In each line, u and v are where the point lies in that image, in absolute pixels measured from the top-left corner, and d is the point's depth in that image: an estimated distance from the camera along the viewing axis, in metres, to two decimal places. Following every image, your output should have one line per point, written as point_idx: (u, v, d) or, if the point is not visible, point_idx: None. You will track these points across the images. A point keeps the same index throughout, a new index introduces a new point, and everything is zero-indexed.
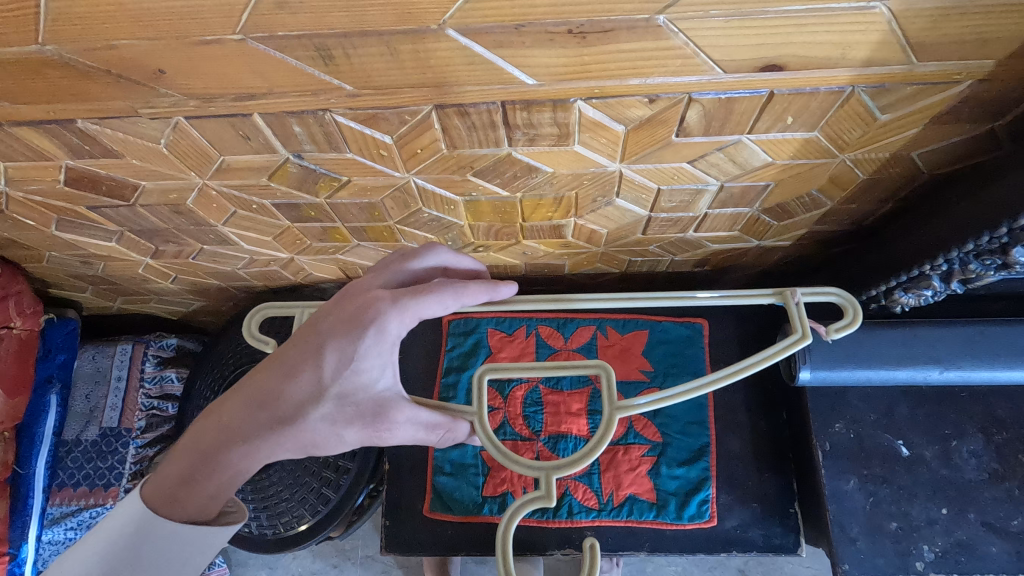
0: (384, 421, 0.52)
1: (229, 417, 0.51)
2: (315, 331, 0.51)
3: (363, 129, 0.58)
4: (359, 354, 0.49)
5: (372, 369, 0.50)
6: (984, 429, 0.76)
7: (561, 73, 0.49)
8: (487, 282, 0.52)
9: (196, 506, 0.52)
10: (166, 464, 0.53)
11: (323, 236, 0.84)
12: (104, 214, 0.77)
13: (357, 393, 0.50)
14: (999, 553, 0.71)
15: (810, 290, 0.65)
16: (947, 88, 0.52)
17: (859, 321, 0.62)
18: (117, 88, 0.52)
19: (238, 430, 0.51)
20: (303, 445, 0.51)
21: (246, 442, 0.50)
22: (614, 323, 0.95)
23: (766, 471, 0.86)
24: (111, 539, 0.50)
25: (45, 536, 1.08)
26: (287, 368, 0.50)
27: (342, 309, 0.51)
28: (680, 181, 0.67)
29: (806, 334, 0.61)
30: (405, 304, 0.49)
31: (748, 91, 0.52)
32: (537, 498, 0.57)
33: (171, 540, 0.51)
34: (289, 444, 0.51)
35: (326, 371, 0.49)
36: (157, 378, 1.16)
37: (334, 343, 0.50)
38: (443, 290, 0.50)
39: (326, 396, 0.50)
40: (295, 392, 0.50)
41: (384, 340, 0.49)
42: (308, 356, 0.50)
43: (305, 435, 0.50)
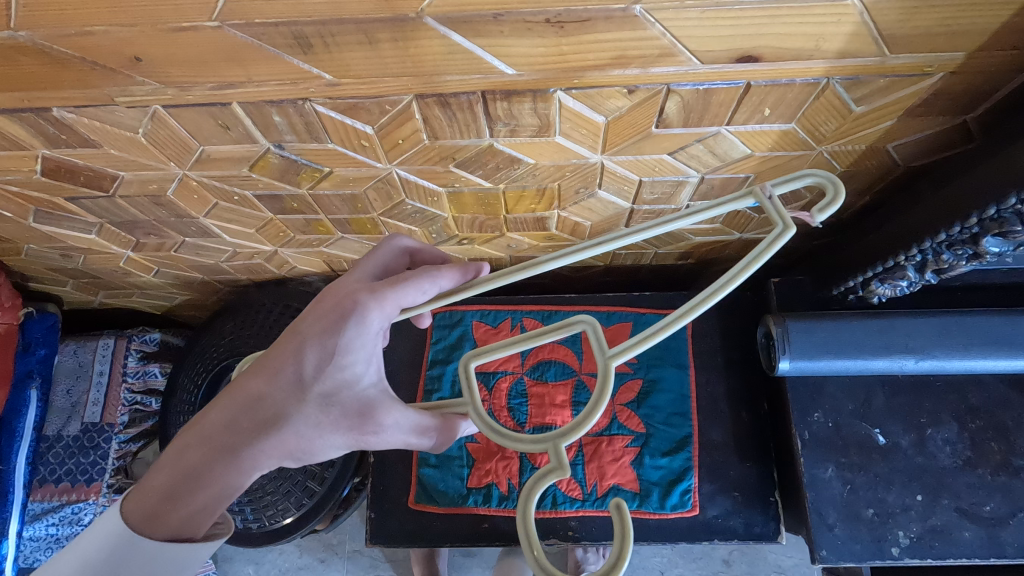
0: (373, 422, 0.52)
1: (211, 428, 0.50)
2: (293, 329, 0.50)
3: (344, 119, 0.57)
4: (343, 349, 0.49)
5: (355, 365, 0.50)
6: (959, 416, 0.77)
7: (540, 63, 0.50)
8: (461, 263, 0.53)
9: (177, 526, 0.49)
10: (143, 483, 0.50)
11: (307, 229, 0.84)
12: (83, 205, 0.76)
13: (344, 391, 0.50)
14: (971, 538, 0.73)
15: (782, 180, 0.53)
16: (919, 80, 0.53)
17: (842, 197, 0.51)
18: (93, 75, 0.51)
19: (222, 439, 0.50)
20: (292, 452, 0.50)
21: (233, 450, 0.49)
22: (598, 316, 0.96)
23: (747, 461, 0.87)
24: (89, 563, 0.48)
25: (26, 532, 1.06)
26: (270, 369, 0.50)
27: (318, 304, 0.50)
28: (661, 173, 0.68)
29: (788, 223, 0.50)
30: (384, 293, 0.49)
31: (726, 82, 0.52)
32: (550, 472, 0.49)
33: (153, 558, 0.49)
34: (278, 450, 0.50)
35: (309, 368, 0.49)
36: (140, 373, 1.15)
37: (312, 338, 0.49)
38: (419, 277, 0.50)
39: (313, 395, 0.49)
40: (279, 393, 0.50)
41: (366, 334, 0.49)
42: (289, 356, 0.50)
43: (292, 440, 0.50)
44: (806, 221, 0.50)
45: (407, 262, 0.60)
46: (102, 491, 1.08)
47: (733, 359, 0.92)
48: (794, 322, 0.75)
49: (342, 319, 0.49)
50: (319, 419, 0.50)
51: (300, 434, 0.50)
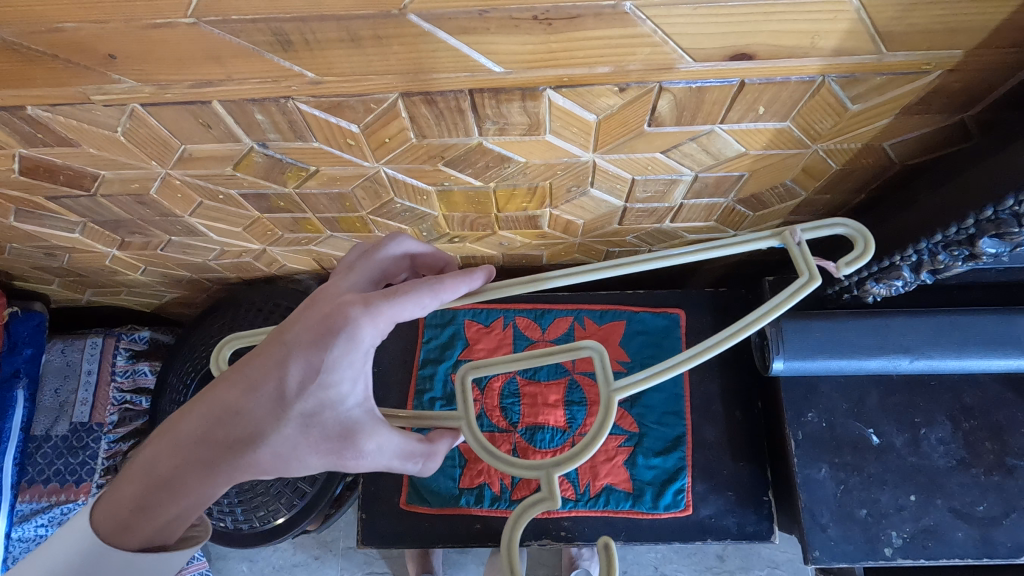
0: (355, 443, 0.50)
1: (184, 439, 0.49)
2: (280, 339, 0.49)
3: (328, 118, 0.56)
4: (330, 366, 0.47)
5: (341, 384, 0.48)
6: (953, 416, 0.77)
7: (528, 61, 0.48)
8: (464, 272, 0.51)
9: (151, 533, 0.49)
10: (114, 488, 0.50)
11: (295, 227, 0.83)
12: (64, 204, 0.74)
13: (326, 411, 0.49)
14: (965, 538, 0.73)
15: (812, 226, 0.54)
16: (916, 78, 0.52)
17: (871, 252, 0.52)
18: (66, 73, 0.50)
19: (196, 452, 0.49)
20: (269, 469, 0.50)
21: (205, 464, 0.49)
22: (591, 314, 0.94)
23: (741, 460, 0.86)
24: (57, 567, 0.48)
25: (14, 534, 1.04)
26: (250, 382, 0.49)
27: (310, 315, 0.49)
28: (654, 171, 0.67)
29: (815, 274, 0.52)
30: (378, 309, 0.47)
31: (719, 80, 0.51)
32: (540, 501, 0.52)
33: (124, 567, 0.49)
34: (254, 467, 0.49)
35: (292, 385, 0.48)
36: (129, 372, 1.15)
37: (300, 352, 0.48)
38: (419, 291, 0.48)
39: (295, 414, 0.48)
40: (258, 408, 0.48)
41: (356, 353, 0.48)
42: (272, 369, 0.48)
43: (269, 458, 0.49)
44: (830, 271, 0.52)
45: (407, 264, 0.59)
46: (92, 491, 1.07)
47: (727, 358, 0.92)
48: (788, 322, 0.74)
49: (332, 334, 0.47)
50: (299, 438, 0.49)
51: (278, 452, 0.49)
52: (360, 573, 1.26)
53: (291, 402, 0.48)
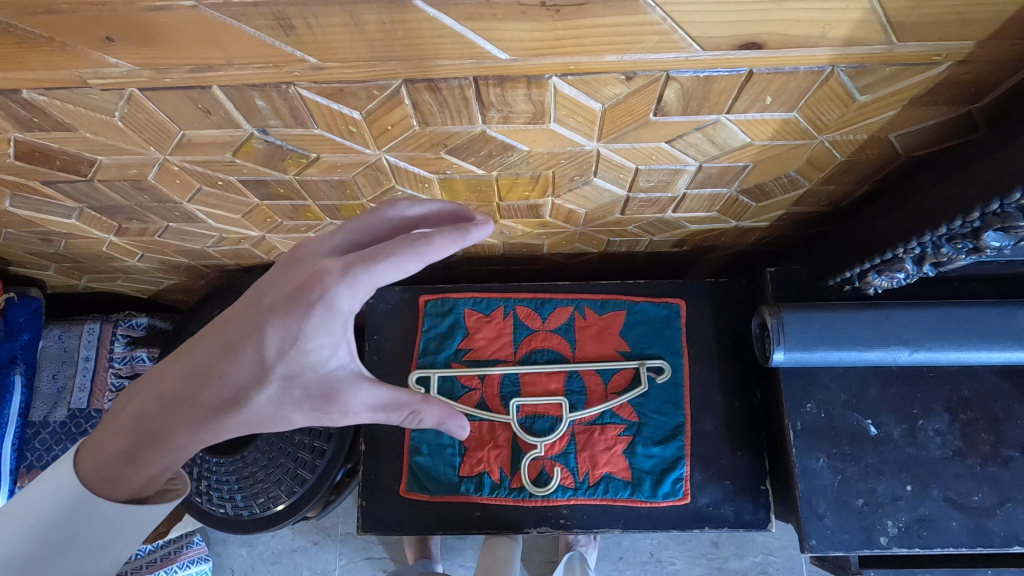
0: (340, 398, 0.52)
1: (168, 398, 0.50)
2: (259, 303, 0.48)
3: (330, 104, 0.55)
4: (310, 331, 0.47)
5: (321, 348, 0.48)
6: (951, 407, 0.77)
7: (535, 48, 0.48)
8: (455, 227, 0.42)
9: (141, 483, 0.53)
10: (98, 440, 0.52)
11: (295, 214, 0.82)
12: (61, 189, 0.73)
13: (307, 372, 0.49)
14: (959, 527, 0.74)
15: None
16: (926, 69, 0.51)
17: None
18: (63, 56, 0.49)
19: (182, 411, 0.50)
20: (255, 425, 0.52)
21: (191, 423, 0.50)
22: (592, 303, 0.94)
23: (740, 450, 0.87)
24: (43, 519, 0.50)
25: None
26: (228, 347, 0.48)
27: (291, 279, 0.47)
28: (658, 161, 0.66)
29: None
30: (355, 278, 0.44)
31: (727, 69, 0.50)
32: None
33: (108, 519, 0.52)
34: (240, 424, 0.51)
35: (272, 351, 0.48)
36: (127, 358, 1.13)
37: (278, 319, 0.47)
38: (399, 255, 0.42)
39: (275, 376, 0.49)
40: (239, 372, 0.49)
41: (336, 319, 0.46)
42: (250, 335, 0.48)
43: (254, 416, 0.51)
44: None
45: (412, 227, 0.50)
46: None
47: (727, 348, 0.91)
48: (790, 313, 0.74)
49: (311, 302, 0.45)
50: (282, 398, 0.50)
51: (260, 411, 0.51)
52: (360, 558, 1.27)
53: (273, 364, 0.48)
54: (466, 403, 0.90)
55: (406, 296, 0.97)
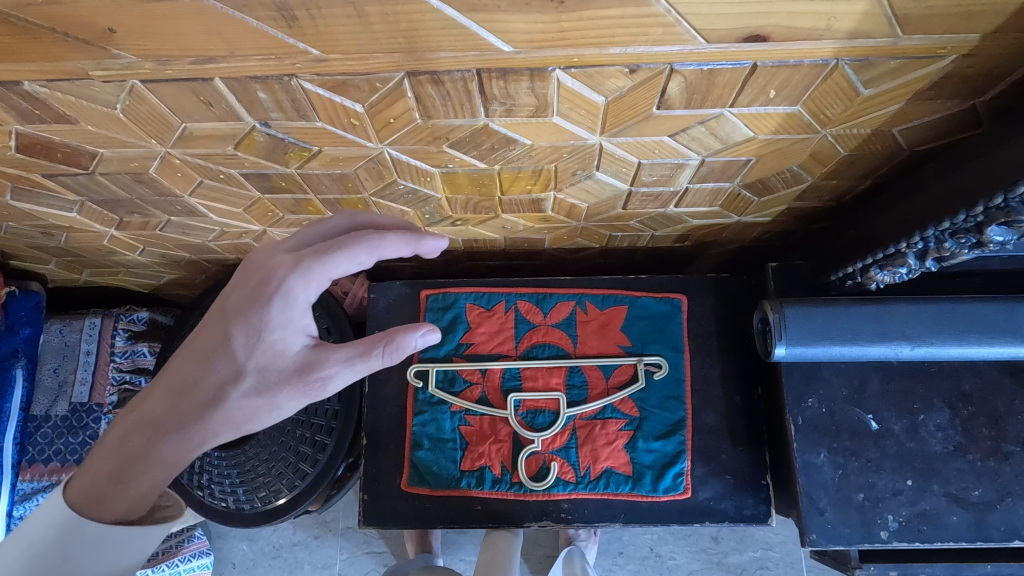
0: (316, 370, 0.59)
1: (157, 411, 0.58)
2: (224, 310, 0.58)
3: (332, 97, 0.55)
4: (275, 320, 0.56)
5: (285, 335, 0.58)
6: (952, 403, 0.77)
7: (539, 40, 0.47)
8: (404, 233, 0.59)
9: (130, 503, 0.55)
10: (89, 466, 0.56)
11: (296, 208, 0.82)
12: (62, 182, 0.73)
13: (277, 357, 0.58)
14: (959, 522, 0.74)
15: None
16: (931, 62, 0.51)
17: None
18: (64, 48, 0.49)
19: (170, 419, 0.58)
20: (239, 421, 0.59)
21: (179, 428, 0.58)
22: (593, 298, 0.94)
23: (740, 445, 0.87)
24: (34, 544, 0.51)
25: (17, 512, 1.07)
26: (206, 355, 0.58)
27: (250, 281, 0.57)
28: (661, 155, 0.66)
29: None
30: (309, 267, 0.55)
31: (731, 62, 0.50)
32: None
33: (99, 540, 0.53)
34: (225, 422, 0.58)
35: (242, 346, 0.57)
36: (128, 353, 1.13)
37: (242, 319, 0.57)
38: (351, 247, 0.56)
39: (248, 369, 0.58)
40: (216, 372, 0.58)
41: (297, 306, 0.56)
42: (220, 339, 0.58)
43: (236, 410, 0.58)
44: None
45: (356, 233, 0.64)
46: None
47: (728, 343, 0.92)
48: (791, 308, 0.74)
49: (271, 294, 0.56)
50: (259, 389, 0.58)
51: (242, 406, 0.58)
52: (360, 552, 1.27)
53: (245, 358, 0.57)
54: (467, 398, 0.90)
55: (407, 291, 0.97)
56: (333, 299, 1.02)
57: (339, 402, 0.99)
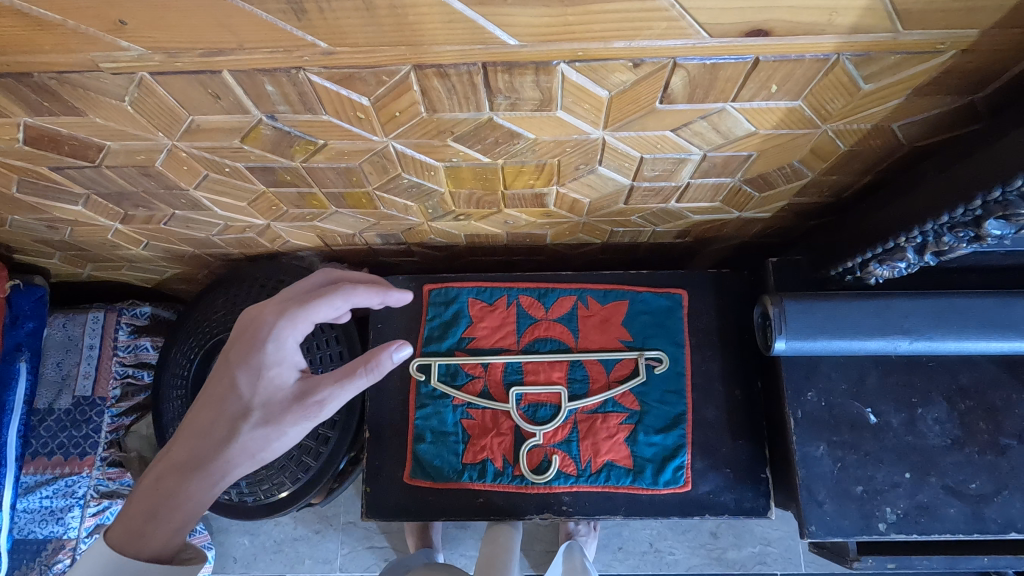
0: (312, 395, 0.67)
1: (180, 454, 0.66)
2: (228, 363, 0.68)
3: (339, 90, 0.55)
4: (270, 359, 0.67)
5: (282, 371, 0.68)
6: (949, 397, 0.78)
7: (544, 34, 0.48)
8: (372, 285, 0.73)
9: (167, 537, 0.62)
10: (124, 513, 0.63)
11: (300, 203, 0.83)
12: (68, 175, 0.73)
13: (277, 392, 0.67)
14: (956, 514, 0.75)
15: None
16: (931, 58, 0.52)
17: None
18: (74, 39, 0.49)
19: (193, 460, 0.66)
20: (251, 453, 0.66)
21: (203, 464, 0.65)
22: (594, 293, 0.94)
23: (740, 439, 0.88)
24: None
25: (20, 504, 1.06)
26: (216, 401, 0.67)
27: (246, 335, 0.68)
28: (663, 150, 0.67)
29: None
30: (294, 314, 0.68)
31: (734, 57, 0.51)
32: None
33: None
34: (238, 455, 0.66)
35: (246, 386, 0.67)
36: (131, 347, 1.14)
37: (243, 364, 0.67)
38: (329, 295, 0.69)
39: (255, 406, 0.67)
40: (227, 412, 0.67)
41: (288, 344, 0.68)
42: (227, 384, 0.67)
43: (250, 441, 0.66)
44: None
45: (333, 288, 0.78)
46: (96, 463, 1.09)
47: (728, 338, 0.92)
48: (791, 302, 0.75)
49: (266, 337, 0.67)
50: (266, 420, 0.66)
51: (252, 438, 0.66)
52: (361, 547, 1.28)
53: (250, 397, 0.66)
54: (469, 391, 0.91)
55: (410, 285, 0.97)
56: None
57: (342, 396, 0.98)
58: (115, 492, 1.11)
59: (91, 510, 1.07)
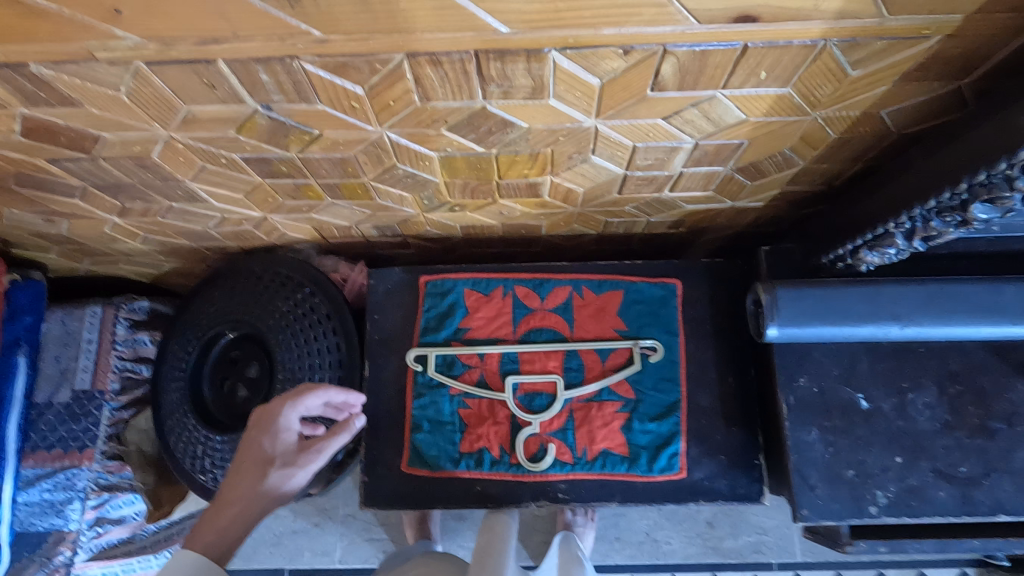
0: (311, 446, 0.76)
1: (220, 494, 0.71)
2: (245, 437, 0.76)
3: (333, 79, 0.56)
4: (279, 425, 0.76)
5: (292, 430, 0.77)
6: (940, 382, 0.79)
7: (534, 21, 0.49)
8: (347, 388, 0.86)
9: (219, 553, 0.65)
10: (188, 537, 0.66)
11: (296, 194, 0.83)
12: (65, 167, 0.74)
13: (290, 445, 0.76)
14: (946, 497, 0.76)
15: None
16: (916, 43, 0.52)
17: None
18: (71, 28, 0.50)
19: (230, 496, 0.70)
20: (276, 490, 0.72)
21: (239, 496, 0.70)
22: (590, 283, 0.95)
23: (734, 426, 0.89)
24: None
25: (20, 498, 1.06)
26: (243, 454, 0.74)
27: (258, 414, 0.78)
28: (655, 138, 0.67)
29: None
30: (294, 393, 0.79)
31: (723, 43, 0.52)
32: None
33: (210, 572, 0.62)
34: (265, 488, 0.71)
35: (267, 442, 0.75)
36: (129, 341, 1.15)
37: (260, 428, 0.76)
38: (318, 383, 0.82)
39: (273, 455, 0.74)
40: (253, 459, 0.73)
41: (292, 415, 0.77)
42: (250, 442, 0.75)
43: (277, 477, 0.72)
44: None
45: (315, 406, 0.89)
46: (95, 457, 1.09)
47: (722, 327, 0.93)
48: (783, 289, 0.75)
49: (272, 411, 0.77)
50: (282, 465, 0.73)
51: (275, 476, 0.72)
52: (360, 539, 1.29)
53: (267, 453, 0.74)
54: (466, 381, 0.91)
55: (406, 276, 0.98)
56: (333, 285, 1.03)
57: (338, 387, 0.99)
58: (116, 485, 1.11)
59: (91, 502, 1.08)
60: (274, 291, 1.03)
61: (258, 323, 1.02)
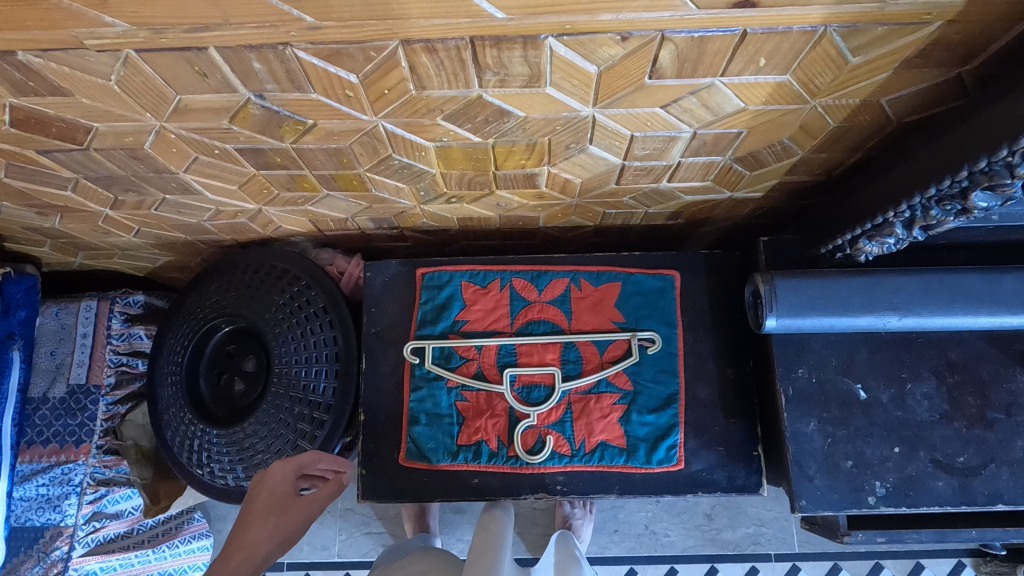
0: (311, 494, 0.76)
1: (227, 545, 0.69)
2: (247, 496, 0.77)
3: (327, 67, 0.55)
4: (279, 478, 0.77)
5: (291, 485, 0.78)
6: (938, 372, 0.79)
7: (530, 6, 0.48)
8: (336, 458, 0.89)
9: None
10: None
11: (291, 185, 0.82)
12: (56, 158, 0.73)
13: (291, 497, 0.76)
14: (944, 487, 0.76)
15: None
16: (917, 29, 0.52)
17: None
18: (58, 14, 0.49)
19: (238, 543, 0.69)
20: (281, 536, 0.71)
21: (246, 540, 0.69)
22: (587, 275, 0.94)
23: (732, 417, 0.89)
24: None
25: (16, 493, 1.06)
26: (247, 509, 0.74)
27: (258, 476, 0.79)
28: (653, 127, 0.67)
29: None
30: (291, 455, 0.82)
31: (721, 30, 0.51)
32: None
33: None
34: (270, 533, 0.70)
35: (268, 495, 0.75)
36: (124, 335, 1.14)
37: (261, 484, 0.77)
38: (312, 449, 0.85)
39: (276, 505, 0.74)
40: (257, 508, 0.73)
41: (291, 473, 0.79)
42: (252, 497, 0.75)
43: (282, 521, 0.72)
44: None
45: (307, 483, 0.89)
46: (91, 452, 1.09)
47: (721, 318, 0.93)
48: (782, 280, 0.75)
49: (272, 467, 0.79)
50: (282, 515, 0.73)
51: (278, 524, 0.72)
52: (359, 533, 1.29)
53: (269, 505, 0.74)
54: (464, 373, 0.91)
55: (403, 269, 0.97)
56: (329, 279, 1.03)
57: (336, 381, 0.99)
58: (113, 480, 1.11)
59: (89, 497, 1.08)
60: (269, 285, 1.02)
61: (255, 317, 1.00)
